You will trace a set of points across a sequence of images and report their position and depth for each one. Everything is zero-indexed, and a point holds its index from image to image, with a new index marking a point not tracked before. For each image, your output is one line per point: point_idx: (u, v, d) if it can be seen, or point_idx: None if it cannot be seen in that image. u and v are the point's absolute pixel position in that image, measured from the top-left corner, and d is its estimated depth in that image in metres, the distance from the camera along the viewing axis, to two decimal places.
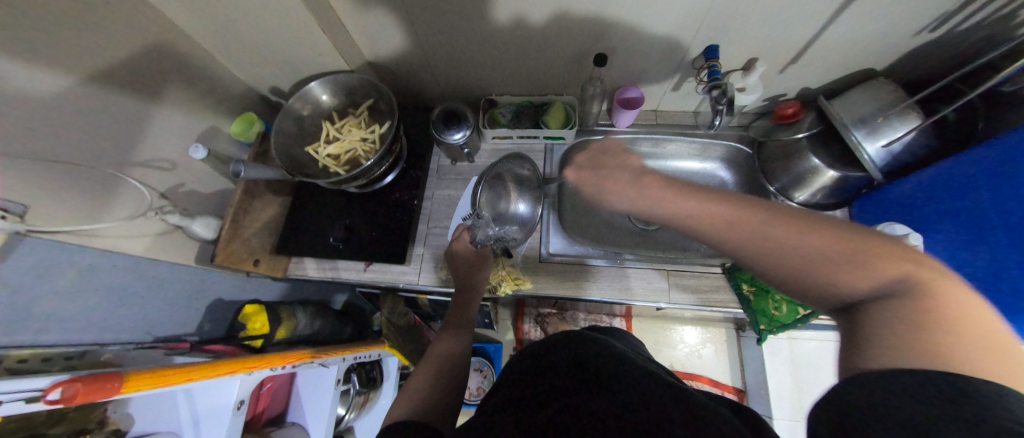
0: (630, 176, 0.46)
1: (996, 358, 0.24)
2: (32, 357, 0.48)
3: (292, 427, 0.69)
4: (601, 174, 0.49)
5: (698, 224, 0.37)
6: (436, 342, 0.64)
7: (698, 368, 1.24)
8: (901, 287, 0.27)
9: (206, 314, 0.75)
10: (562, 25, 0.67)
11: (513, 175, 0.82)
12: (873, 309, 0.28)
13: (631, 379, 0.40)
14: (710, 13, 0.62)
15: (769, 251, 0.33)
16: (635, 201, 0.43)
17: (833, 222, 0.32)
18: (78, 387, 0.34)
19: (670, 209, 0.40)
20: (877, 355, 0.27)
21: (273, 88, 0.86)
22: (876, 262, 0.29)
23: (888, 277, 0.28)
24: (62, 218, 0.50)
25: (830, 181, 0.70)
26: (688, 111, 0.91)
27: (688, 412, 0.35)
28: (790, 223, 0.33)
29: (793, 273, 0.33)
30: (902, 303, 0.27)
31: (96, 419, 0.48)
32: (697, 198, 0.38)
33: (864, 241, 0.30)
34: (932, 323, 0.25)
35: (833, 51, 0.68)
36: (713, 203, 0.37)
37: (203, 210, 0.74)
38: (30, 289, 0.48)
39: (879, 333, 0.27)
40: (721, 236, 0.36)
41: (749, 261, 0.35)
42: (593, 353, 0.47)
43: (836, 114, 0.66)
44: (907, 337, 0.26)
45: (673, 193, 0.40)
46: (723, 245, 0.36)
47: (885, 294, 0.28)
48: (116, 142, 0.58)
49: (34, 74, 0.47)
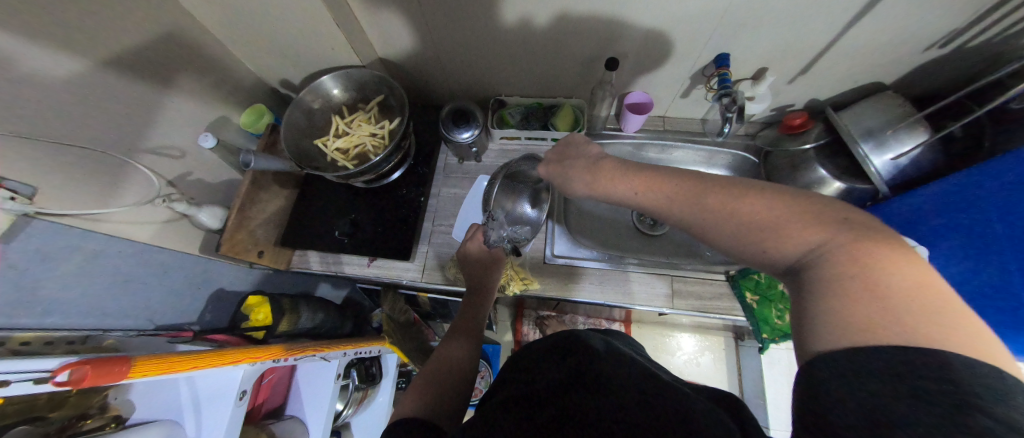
0: (587, 162, 0.50)
1: (936, 317, 0.24)
2: (35, 341, 0.48)
3: (290, 420, 0.68)
4: (563, 164, 0.53)
5: (647, 199, 0.41)
6: (442, 348, 0.62)
7: (696, 376, 1.24)
8: (823, 248, 0.29)
9: (206, 305, 0.74)
10: (573, 29, 0.67)
11: (525, 176, 0.79)
12: (807, 275, 0.30)
13: (629, 379, 0.41)
14: (723, 21, 0.62)
15: (709, 222, 0.36)
16: (583, 184, 0.49)
17: (762, 189, 0.34)
18: (88, 369, 0.34)
19: (620, 188, 0.44)
20: (824, 333, 0.27)
21: (283, 81, 0.86)
22: (802, 227, 0.31)
23: (815, 241, 0.30)
24: (70, 202, 0.50)
25: (836, 192, 0.71)
26: (695, 118, 0.92)
27: (683, 414, 0.35)
28: (721, 193, 0.36)
29: (733, 241, 0.35)
30: (828, 268, 0.28)
31: (96, 405, 0.47)
32: (643, 175, 0.42)
33: (792, 206, 0.32)
34: (868, 292, 0.26)
35: (842, 64, 0.69)
36: (654, 181, 0.41)
37: (209, 199, 0.74)
38: (35, 270, 0.48)
39: (814, 301, 0.29)
40: (664, 210, 0.40)
41: (694, 232, 0.38)
42: (593, 350, 0.46)
43: (844, 125, 0.67)
44: (844, 309, 0.26)
45: (622, 174, 0.45)
46: (668, 219, 0.40)
47: (817, 257, 0.30)
48: (126, 128, 0.58)
49: (50, 56, 0.47)
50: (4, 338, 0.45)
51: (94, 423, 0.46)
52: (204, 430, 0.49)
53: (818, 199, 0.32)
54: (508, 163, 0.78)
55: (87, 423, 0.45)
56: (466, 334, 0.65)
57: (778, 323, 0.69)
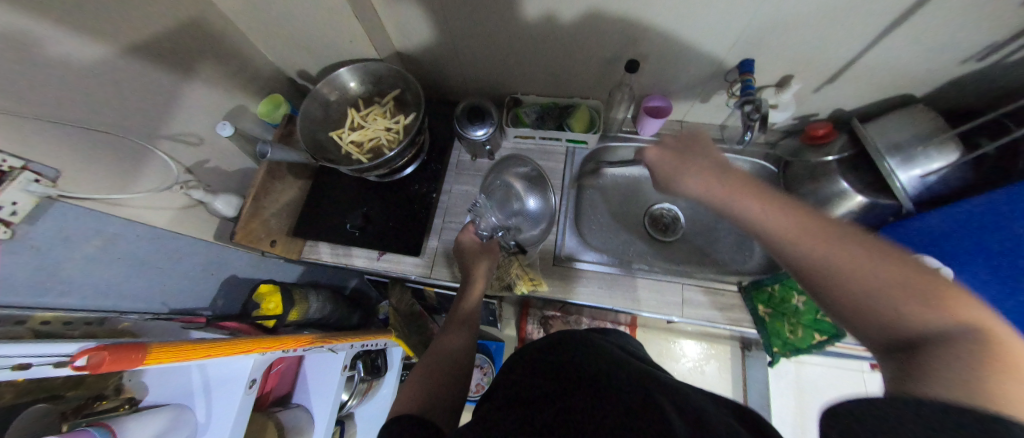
0: (711, 168, 0.48)
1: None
2: (55, 320, 0.48)
3: (297, 407, 0.69)
4: (683, 162, 0.51)
5: (769, 226, 0.39)
6: (440, 338, 0.64)
7: (700, 383, 1.22)
8: (977, 330, 0.25)
9: (219, 291, 0.75)
10: (596, 29, 0.66)
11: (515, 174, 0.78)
12: (927, 344, 0.27)
13: (630, 384, 0.40)
14: (750, 26, 0.61)
15: (838, 265, 0.33)
16: (716, 188, 0.46)
17: (908, 258, 0.31)
18: (105, 355, 0.34)
19: (745, 207, 0.42)
20: (930, 383, 0.24)
21: (300, 72, 0.86)
22: (952, 303, 0.27)
23: (949, 318, 0.27)
24: (92, 185, 0.51)
25: (858, 206, 0.69)
26: (714, 124, 0.90)
27: (688, 418, 0.34)
28: (868, 247, 0.33)
29: (854, 293, 0.32)
30: (969, 343, 0.25)
31: (112, 387, 0.49)
32: (778, 204, 0.40)
33: (934, 280, 0.29)
34: (996, 366, 0.23)
35: (873, 74, 0.66)
36: (788, 212, 0.39)
37: (225, 187, 0.75)
38: (57, 252, 0.48)
39: (934, 366, 0.25)
40: (783, 241, 0.38)
41: (806, 268, 0.36)
42: (590, 358, 0.46)
43: (869, 138, 0.65)
44: (960, 372, 0.24)
45: (754, 194, 0.42)
46: (787, 251, 0.38)
47: (944, 333, 0.27)
48: (148, 115, 0.59)
49: (77, 41, 0.48)
50: (25, 316, 0.46)
51: (110, 404, 0.47)
52: (214, 414, 0.49)
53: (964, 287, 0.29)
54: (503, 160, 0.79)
55: (102, 404, 0.46)
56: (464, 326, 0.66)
57: (790, 337, 0.67)
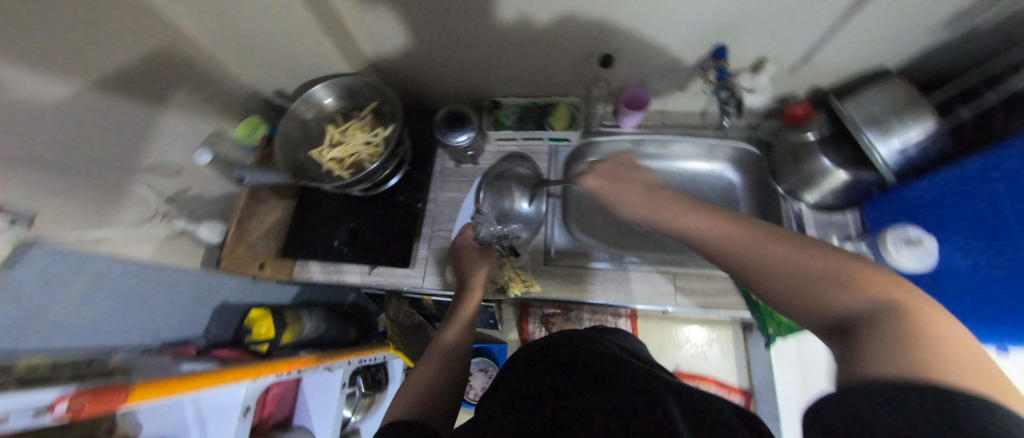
0: (644, 190, 0.52)
1: (994, 383, 0.23)
2: (43, 364, 0.47)
3: (299, 431, 0.69)
4: (617, 186, 0.55)
5: (702, 234, 0.42)
6: (440, 333, 0.66)
7: (704, 369, 1.23)
8: (894, 306, 0.28)
9: (211, 318, 0.75)
10: (567, 26, 0.66)
11: (511, 175, 0.82)
12: (862, 326, 0.29)
13: (631, 387, 0.39)
14: (719, 12, 0.61)
15: (766, 264, 0.36)
16: (648, 210, 0.49)
17: (824, 246, 0.34)
18: (86, 399, 0.34)
19: (678, 221, 0.45)
20: (873, 364, 0.26)
21: (277, 91, 0.86)
22: (867, 283, 0.30)
23: (875, 297, 0.29)
24: (69, 225, 0.50)
25: (841, 182, 0.69)
26: (694, 111, 0.90)
27: (693, 421, 0.33)
28: (786, 242, 0.36)
29: (788, 288, 0.34)
30: (891, 319, 0.27)
31: (105, 427, 0.47)
32: (704, 212, 0.43)
33: (850, 263, 0.32)
34: (922, 342, 0.25)
35: (846, 50, 0.67)
36: (715, 220, 0.41)
37: (209, 214, 0.74)
38: (39, 295, 0.48)
39: (867, 347, 0.27)
40: (718, 247, 0.40)
41: (742, 268, 0.38)
42: (592, 363, 0.44)
43: (847, 113, 0.64)
44: (896, 353, 0.25)
45: (683, 208, 0.46)
46: (723, 257, 0.40)
47: (870, 313, 0.29)
48: (122, 148, 0.58)
49: (42, 81, 0.47)
50: (10, 364, 0.44)
51: None
52: None
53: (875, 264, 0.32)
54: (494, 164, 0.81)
55: None
56: (463, 319, 0.67)
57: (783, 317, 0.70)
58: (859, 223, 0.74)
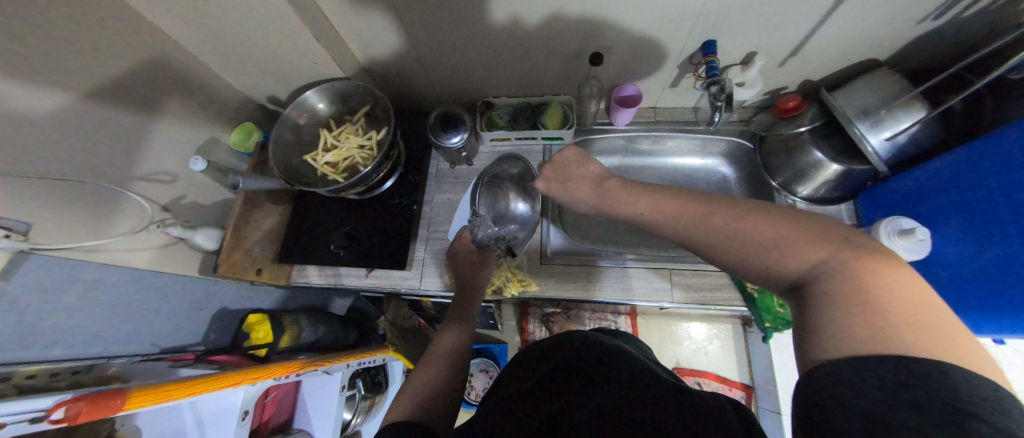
0: (592, 185, 0.55)
1: (933, 331, 0.24)
2: (41, 373, 0.48)
3: (299, 433, 0.69)
4: (569, 185, 0.57)
5: (649, 216, 0.43)
6: (437, 339, 0.65)
7: (705, 365, 1.23)
8: (836, 266, 0.29)
9: (210, 325, 0.75)
10: (556, 26, 0.66)
11: (508, 176, 0.76)
12: (812, 289, 0.30)
13: (628, 375, 0.41)
14: (706, 8, 0.61)
15: (711, 240, 0.37)
16: (600, 205, 0.53)
17: (760, 208, 0.35)
18: (82, 406, 0.34)
19: (625, 207, 0.47)
20: (825, 343, 0.27)
21: (270, 97, 0.86)
22: (803, 245, 0.31)
23: (818, 258, 0.30)
24: (65, 235, 0.51)
25: (834, 174, 0.70)
26: (687, 107, 0.90)
27: (686, 407, 0.35)
28: (728, 212, 0.37)
29: (737, 258, 0.35)
30: (830, 282, 0.28)
31: (105, 431, 0.47)
32: (648, 196, 0.45)
33: (790, 224, 0.33)
34: (866, 308, 0.26)
35: (834, 43, 0.67)
36: (658, 202, 0.43)
37: (205, 221, 0.75)
38: (36, 305, 0.49)
39: (818, 316, 0.28)
40: (666, 229, 0.41)
41: (692, 247, 0.39)
42: (594, 351, 0.46)
43: (838, 106, 0.64)
44: (847, 323, 0.26)
45: (628, 195, 0.48)
46: (675, 237, 0.41)
47: (817, 275, 0.30)
48: (117, 158, 0.59)
49: (34, 93, 0.48)
50: (9, 373, 0.45)
51: None
52: None
53: (814, 219, 0.33)
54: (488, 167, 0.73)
55: None
56: (461, 322, 0.68)
57: (780, 311, 0.69)
58: (853, 216, 0.74)
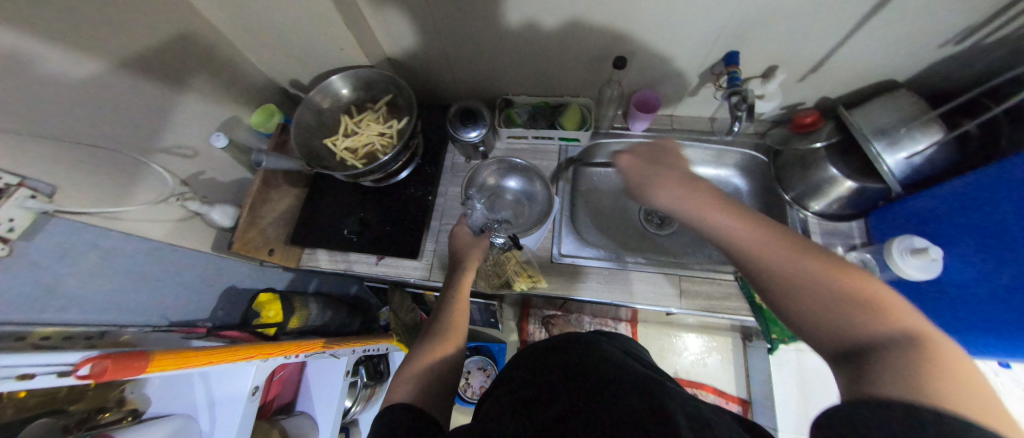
0: (681, 177, 0.49)
1: (998, 417, 0.25)
2: (55, 335, 0.48)
3: (301, 416, 0.68)
4: (655, 166, 0.52)
5: (736, 235, 0.42)
6: (423, 342, 0.59)
7: (704, 377, 1.22)
8: (922, 341, 0.29)
9: (218, 302, 0.76)
10: (584, 28, 0.67)
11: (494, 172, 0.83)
12: (890, 350, 0.30)
13: (628, 385, 0.40)
14: (734, 20, 0.62)
15: (799, 278, 0.36)
16: (682, 201, 0.46)
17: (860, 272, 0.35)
18: (108, 363, 0.34)
19: (706, 215, 0.44)
20: (889, 387, 0.27)
21: (292, 81, 0.88)
22: (892, 314, 0.32)
23: (905, 328, 0.30)
24: (88, 200, 0.51)
25: (847, 191, 0.70)
26: (703, 117, 0.91)
27: (693, 420, 0.34)
28: (834, 262, 0.36)
29: (814, 303, 0.35)
30: (914, 351, 0.29)
31: (114, 399, 0.49)
32: (742, 213, 0.43)
33: (885, 295, 0.33)
34: (944, 373, 0.26)
35: (854, 61, 0.68)
36: (751, 224, 0.42)
37: (222, 198, 0.75)
38: (55, 267, 0.48)
39: (890, 369, 0.28)
40: (752, 252, 0.40)
41: (772, 275, 0.38)
42: (587, 363, 0.46)
43: (856, 123, 0.65)
44: (921, 379, 0.27)
45: (718, 204, 0.44)
46: (754, 263, 0.40)
47: (897, 342, 0.30)
48: (142, 128, 0.59)
49: (70, 58, 0.48)
50: (25, 332, 0.45)
51: (112, 416, 0.48)
52: (219, 425, 0.50)
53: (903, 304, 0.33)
54: (472, 169, 0.80)
55: (105, 417, 0.47)
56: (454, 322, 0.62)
57: None
58: (863, 233, 0.75)
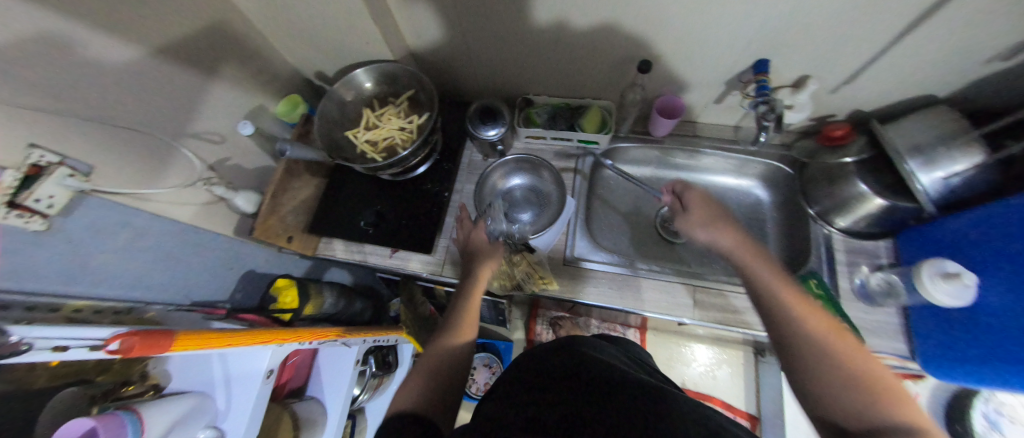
0: (740, 236, 0.56)
1: None
2: (86, 308, 0.50)
3: (310, 401, 0.69)
4: (716, 218, 0.58)
5: (778, 300, 0.47)
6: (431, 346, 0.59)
7: (712, 389, 1.20)
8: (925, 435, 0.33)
9: (237, 284, 0.78)
10: (610, 30, 0.66)
11: (501, 174, 0.83)
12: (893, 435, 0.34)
13: (633, 394, 0.38)
14: (767, 27, 0.60)
15: (828, 351, 0.41)
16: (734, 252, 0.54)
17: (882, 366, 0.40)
18: (135, 341, 0.35)
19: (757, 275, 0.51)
20: None
21: (317, 73, 0.89)
22: (902, 408, 0.36)
23: (911, 421, 0.35)
24: (122, 181, 0.53)
25: (876, 208, 0.67)
26: (727, 125, 0.89)
27: (704, 427, 0.32)
28: (860, 349, 0.41)
29: (837, 376, 0.40)
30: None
31: (138, 373, 0.51)
32: (789, 283, 0.49)
33: (899, 391, 0.38)
34: None
35: (892, 74, 0.65)
36: (796, 296, 0.47)
37: (245, 184, 0.77)
38: (89, 243, 0.50)
39: None
40: (788, 318, 0.46)
41: (802, 342, 0.43)
42: (590, 368, 0.45)
43: (890, 140, 0.63)
44: None
45: (769, 270, 0.51)
46: (792, 328, 0.45)
47: (903, 431, 0.34)
48: (175, 114, 0.61)
49: (112, 43, 0.50)
50: (59, 304, 0.47)
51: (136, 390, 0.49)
52: (234, 400, 0.51)
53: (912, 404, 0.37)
54: (482, 174, 0.80)
55: (129, 390, 0.48)
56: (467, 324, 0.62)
57: None
58: (891, 253, 0.72)
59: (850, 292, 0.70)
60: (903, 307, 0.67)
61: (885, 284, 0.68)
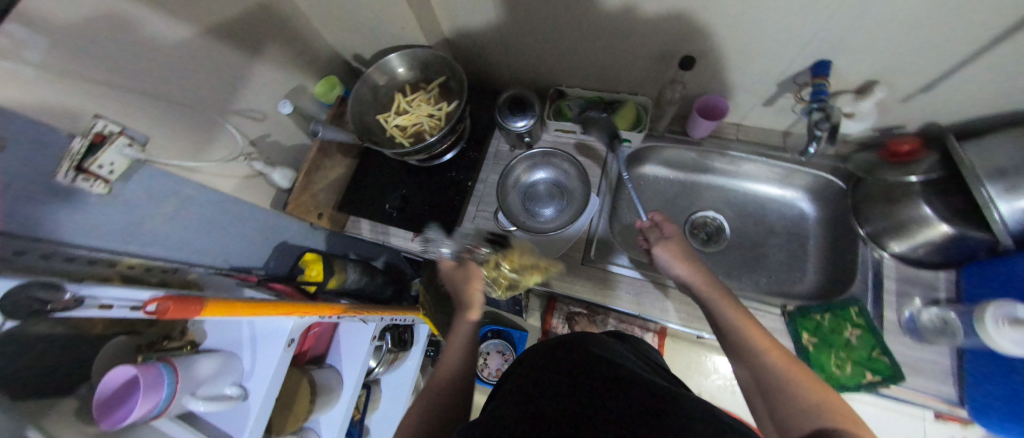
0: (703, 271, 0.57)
1: None
2: (140, 265, 0.56)
3: (330, 369, 0.74)
4: (680, 249, 0.60)
5: (740, 336, 0.46)
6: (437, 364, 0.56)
7: (730, 403, 1.16)
8: None
9: (271, 253, 0.84)
10: (653, 22, 0.62)
11: (525, 168, 0.80)
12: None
13: (631, 389, 0.37)
14: (833, 25, 0.54)
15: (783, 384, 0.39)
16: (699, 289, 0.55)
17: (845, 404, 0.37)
18: (170, 303, 0.39)
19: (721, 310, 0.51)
20: None
21: (355, 55, 0.91)
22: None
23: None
24: (173, 153, 0.57)
25: (937, 235, 0.64)
26: (776, 130, 0.82)
27: (703, 423, 0.31)
28: (817, 383, 0.39)
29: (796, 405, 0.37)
30: None
31: (178, 330, 0.57)
32: (752, 322, 0.48)
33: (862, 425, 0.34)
34: None
35: (982, 85, 0.57)
36: (757, 333, 0.46)
37: (284, 160, 0.82)
38: (142, 207, 0.55)
39: None
40: (750, 354, 0.44)
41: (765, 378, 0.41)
42: (591, 363, 0.44)
43: (965, 160, 0.56)
44: None
45: (732, 309, 0.50)
46: (751, 360, 0.43)
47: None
48: (222, 91, 0.65)
49: (169, 23, 0.53)
50: (116, 260, 0.53)
51: (175, 343, 0.55)
52: (258, 358, 0.54)
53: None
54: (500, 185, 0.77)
55: (169, 343, 0.54)
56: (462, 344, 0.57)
57: (836, 372, 0.63)
58: (951, 287, 0.64)
59: (895, 324, 0.64)
60: (958, 347, 0.60)
61: (939, 321, 0.61)
